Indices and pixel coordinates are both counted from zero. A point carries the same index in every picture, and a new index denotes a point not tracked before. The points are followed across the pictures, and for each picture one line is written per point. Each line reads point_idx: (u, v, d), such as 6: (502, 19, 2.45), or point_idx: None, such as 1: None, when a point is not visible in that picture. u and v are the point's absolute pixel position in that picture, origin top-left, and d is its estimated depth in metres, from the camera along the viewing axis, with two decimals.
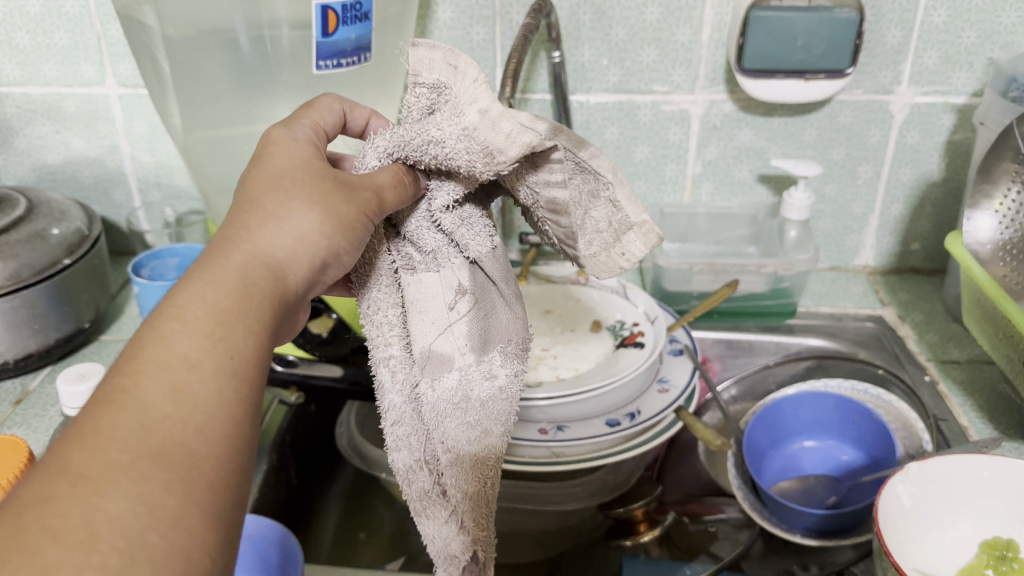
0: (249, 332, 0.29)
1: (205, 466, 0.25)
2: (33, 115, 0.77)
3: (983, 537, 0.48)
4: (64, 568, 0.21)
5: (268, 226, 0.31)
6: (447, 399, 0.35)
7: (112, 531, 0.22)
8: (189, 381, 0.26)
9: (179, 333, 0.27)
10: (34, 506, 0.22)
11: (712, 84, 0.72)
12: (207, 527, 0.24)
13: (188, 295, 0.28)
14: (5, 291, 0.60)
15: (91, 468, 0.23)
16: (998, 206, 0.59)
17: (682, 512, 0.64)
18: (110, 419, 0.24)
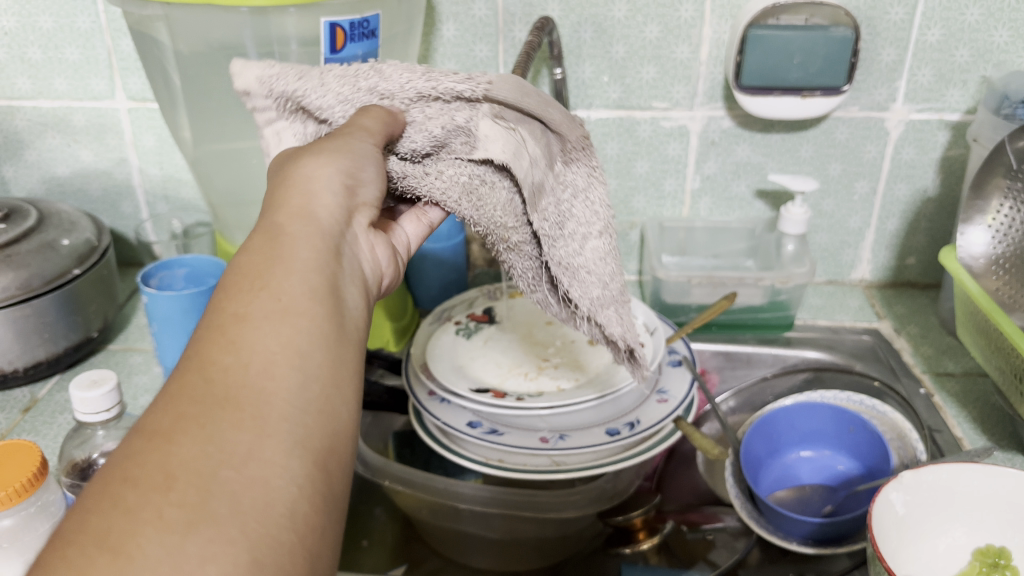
0: (296, 283, 0.32)
1: (267, 402, 0.29)
2: (43, 128, 0.78)
3: (975, 545, 0.49)
4: (145, 508, 0.24)
5: (294, 197, 0.36)
6: (557, 217, 0.42)
7: (185, 471, 0.26)
8: (241, 337, 0.30)
9: (231, 301, 0.31)
10: (123, 463, 0.26)
11: (711, 101, 0.74)
12: (277, 456, 0.27)
13: (234, 271, 0.33)
14: (17, 300, 0.62)
15: (164, 425, 0.27)
16: (991, 220, 0.61)
17: (681, 521, 0.66)
18: (179, 385, 0.28)
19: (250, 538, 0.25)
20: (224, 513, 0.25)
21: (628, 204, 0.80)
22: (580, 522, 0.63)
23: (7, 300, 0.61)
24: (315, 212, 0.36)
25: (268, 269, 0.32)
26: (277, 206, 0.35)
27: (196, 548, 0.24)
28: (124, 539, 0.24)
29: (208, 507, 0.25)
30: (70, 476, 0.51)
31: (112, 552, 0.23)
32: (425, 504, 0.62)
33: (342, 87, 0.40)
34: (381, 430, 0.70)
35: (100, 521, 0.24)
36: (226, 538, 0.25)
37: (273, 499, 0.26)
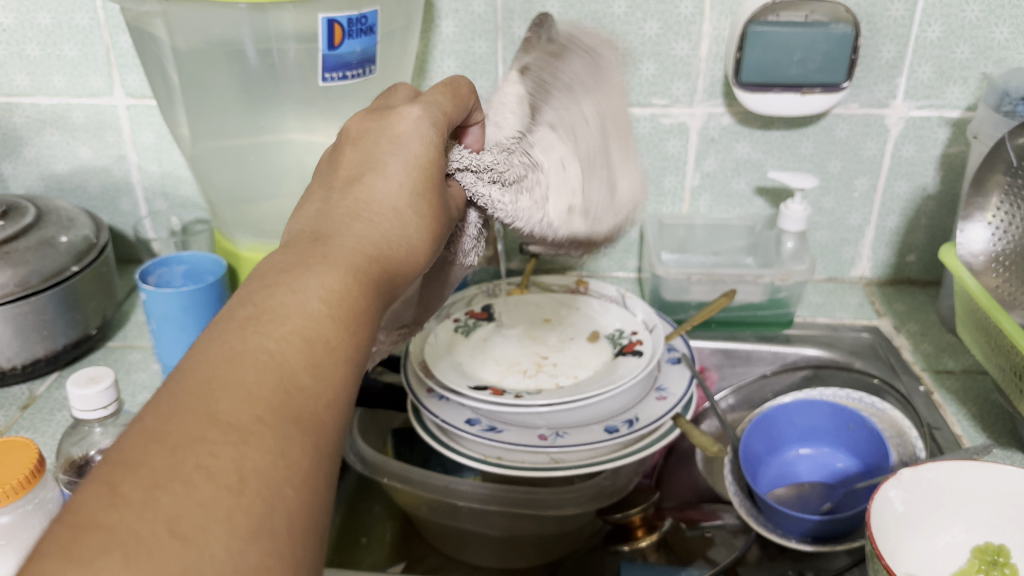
0: (332, 350, 0.29)
1: (328, 432, 0.27)
2: (42, 125, 0.78)
3: (974, 542, 0.49)
4: (219, 508, 0.23)
5: (320, 275, 0.30)
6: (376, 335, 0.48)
7: (189, 529, 0.22)
8: (265, 402, 0.26)
9: (314, 301, 0.29)
10: (121, 486, 0.22)
11: (710, 97, 0.73)
12: (323, 492, 0.26)
13: (317, 272, 0.30)
14: (15, 297, 0.62)
15: (241, 420, 0.25)
16: (991, 217, 0.61)
17: (680, 518, 0.66)
18: (251, 375, 0.26)
19: (297, 567, 0.24)
20: (281, 533, 0.24)
21: None
22: (579, 518, 0.62)
23: (6, 297, 0.61)
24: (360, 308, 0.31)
25: (301, 340, 0.28)
26: (327, 271, 0.31)
27: (256, 560, 0.23)
28: (196, 532, 0.22)
29: (271, 523, 0.24)
30: (67, 473, 0.51)
31: (178, 540, 0.22)
32: (423, 501, 0.61)
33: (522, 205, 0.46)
34: (380, 427, 0.69)
35: (171, 505, 0.22)
36: (278, 565, 0.23)
37: (314, 532, 0.25)
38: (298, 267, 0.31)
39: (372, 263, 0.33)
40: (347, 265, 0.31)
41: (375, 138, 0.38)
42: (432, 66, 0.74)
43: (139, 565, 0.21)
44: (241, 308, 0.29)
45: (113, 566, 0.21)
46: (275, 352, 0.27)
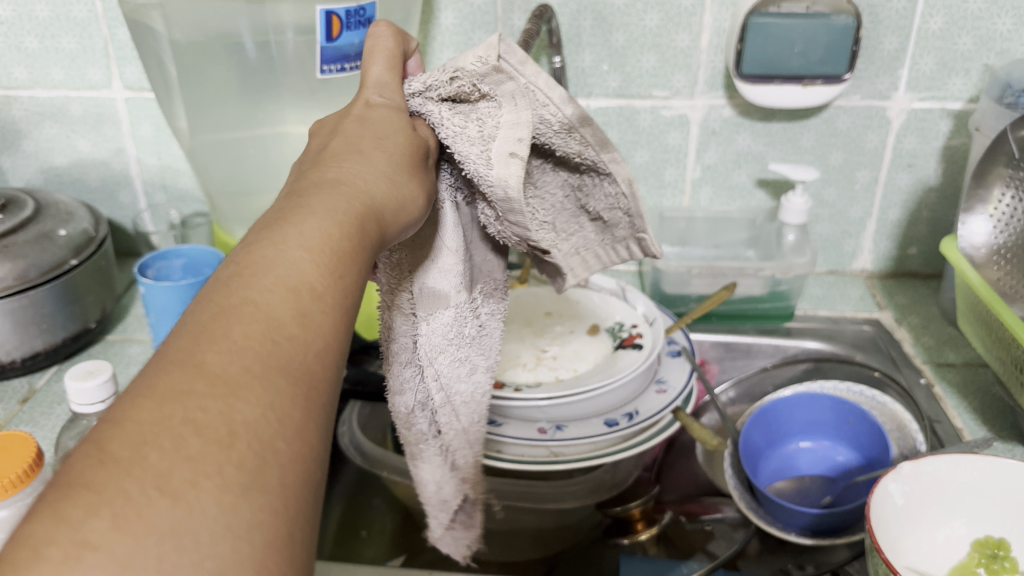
0: (319, 298, 0.28)
1: (319, 381, 0.26)
2: (40, 118, 0.78)
3: (974, 536, 0.49)
4: (209, 461, 0.22)
5: (304, 220, 0.29)
6: (443, 339, 0.43)
7: (181, 486, 0.21)
8: (253, 353, 0.25)
9: (301, 243, 0.28)
10: (106, 445, 0.21)
11: (711, 89, 0.73)
12: (317, 444, 0.25)
13: (304, 212, 0.29)
14: (14, 291, 0.61)
15: (229, 370, 0.24)
16: (993, 210, 0.60)
17: (679, 511, 0.65)
18: (238, 326, 0.25)
19: (290, 520, 0.23)
20: (274, 487, 0.23)
21: None
22: (579, 510, 0.64)
23: (5, 291, 0.61)
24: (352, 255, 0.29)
25: (285, 290, 0.27)
26: (307, 218, 0.29)
27: (250, 516, 0.22)
28: (184, 488, 0.21)
29: (263, 476, 0.23)
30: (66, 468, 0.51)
31: (167, 497, 0.21)
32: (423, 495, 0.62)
33: (473, 138, 0.35)
34: (381, 421, 0.71)
35: (160, 460, 0.21)
36: (272, 521, 0.22)
37: (306, 484, 0.24)
38: (277, 218, 0.29)
39: (366, 201, 0.31)
40: (337, 204, 0.30)
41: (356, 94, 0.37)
42: (432, 58, 0.73)
43: (128, 526, 0.20)
44: (225, 264, 0.28)
45: (101, 528, 0.20)
46: (261, 303, 0.26)
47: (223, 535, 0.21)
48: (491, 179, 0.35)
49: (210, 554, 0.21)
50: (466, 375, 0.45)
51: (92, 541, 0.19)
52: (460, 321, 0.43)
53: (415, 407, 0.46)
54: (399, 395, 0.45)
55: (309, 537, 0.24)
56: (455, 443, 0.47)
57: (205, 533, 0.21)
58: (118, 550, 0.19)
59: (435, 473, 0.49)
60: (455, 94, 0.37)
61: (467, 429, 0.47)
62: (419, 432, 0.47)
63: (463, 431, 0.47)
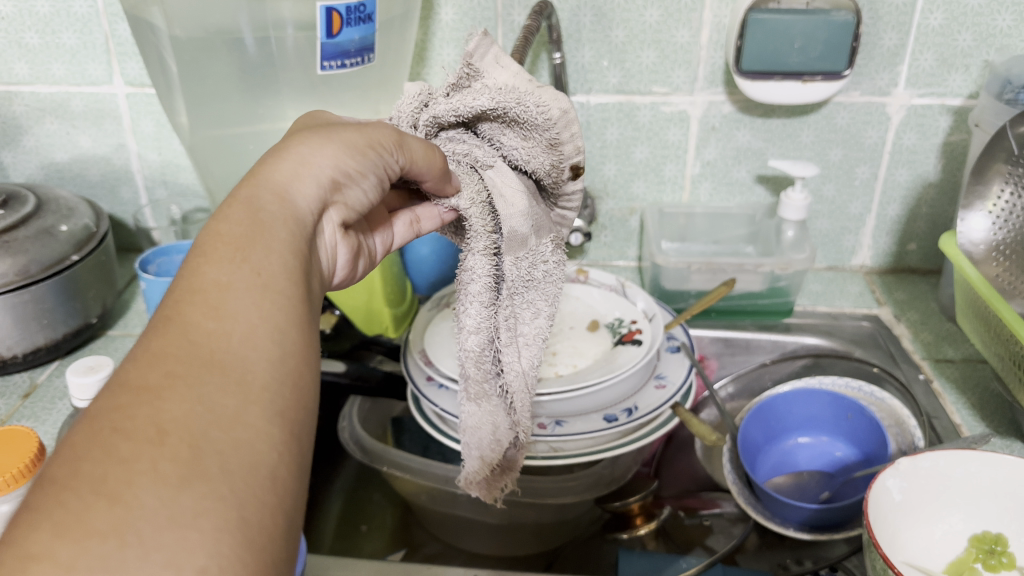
0: (242, 299, 0.29)
1: (255, 369, 0.27)
2: (41, 114, 0.78)
3: (971, 531, 0.50)
4: (140, 460, 0.23)
5: (223, 236, 0.31)
6: (522, 277, 0.42)
7: (116, 489, 0.22)
8: (178, 360, 0.26)
9: (213, 257, 0.30)
10: (47, 474, 0.23)
11: (711, 85, 0.73)
12: (265, 426, 0.26)
13: (214, 228, 0.31)
14: (15, 286, 0.62)
15: (149, 380, 0.25)
16: (992, 207, 0.60)
17: (677, 507, 0.65)
18: (158, 339, 0.27)
19: (241, 501, 0.24)
20: (218, 473, 0.24)
21: (628, 189, 0.80)
22: (579, 507, 0.63)
23: (6, 287, 0.61)
24: (272, 256, 0.31)
25: (206, 298, 0.29)
26: (229, 232, 0.31)
27: (193, 503, 0.23)
28: (120, 489, 0.22)
29: (203, 465, 0.24)
30: None
31: (105, 500, 0.22)
32: (422, 489, 0.62)
33: (490, 92, 0.38)
34: (380, 415, 0.71)
35: (93, 470, 0.23)
36: (221, 503, 0.23)
37: (259, 465, 0.25)
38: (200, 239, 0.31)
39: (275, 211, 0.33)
40: (242, 216, 0.32)
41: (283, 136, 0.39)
42: (432, 54, 0.73)
43: (70, 533, 0.21)
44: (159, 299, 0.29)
45: (46, 540, 0.21)
46: (184, 317, 0.28)
47: (168, 525, 0.22)
48: (544, 107, 0.38)
49: (159, 542, 0.22)
50: (530, 314, 0.42)
51: (40, 553, 0.21)
52: (538, 258, 0.42)
53: (479, 348, 0.42)
54: (468, 330, 0.42)
55: (269, 514, 0.25)
56: (518, 394, 0.43)
57: (147, 526, 0.22)
58: (62, 555, 0.21)
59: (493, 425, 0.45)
60: (457, 84, 0.39)
61: (528, 372, 0.43)
62: (482, 374, 0.43)
63: (523, 378, 0.43)
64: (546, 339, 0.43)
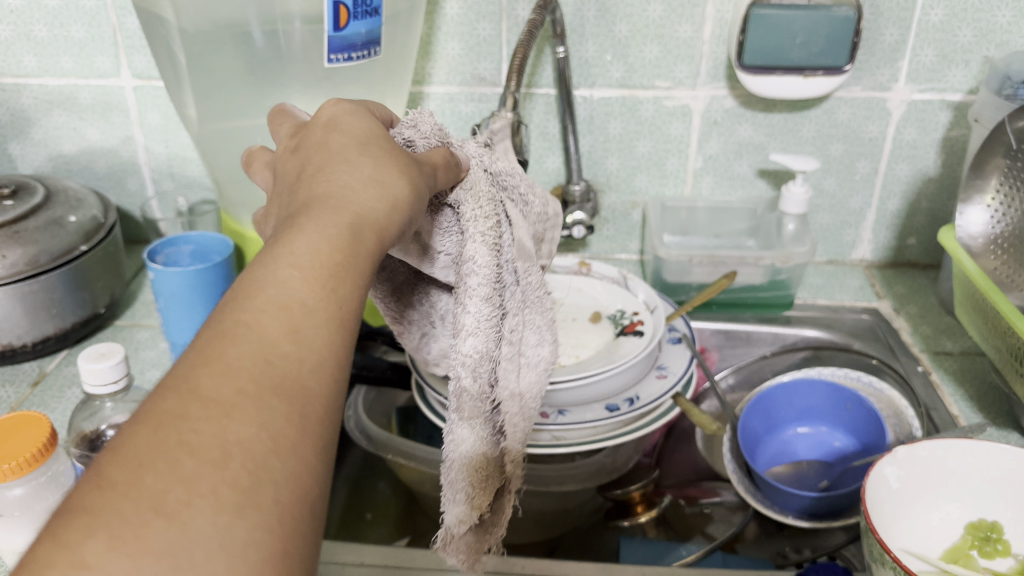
0: (311, 326, 0.28)
1: (316, 399, 0.26)
2: (49, 106, 0.79)
3: (968, 519, 0.50)
4: (201, 482, 0.22)
5: (294, 256, 0.29)
6: (527, 287, 0.40)
7: (174, 509, 0.22)
8: (245, 380, 0.25)
9: (292, 277, 0.28)
10: (108, 473, 0.22)
11: (713, 80, 0.74)
12: (318, 460, 0.26)
13: (292, 240, 0.29)
14: (25, 276, 0.63)
15: (219, 393, 0.24)
16: (990, 200, 0.61)
17: (678, 495, 0.66)
18: (229, 350, 0.26)
19: (288, 533, 0.24)
20: (271, 504, 0.23)
21: (630, 183, 0.81)
22: (580, 495, 0.63)
23: (17, 276, 0.62)
24: (344, 291, 0.29)
25: (275, 318, 0.27)
26: (299, 256, 0.29)
27: (244, 533, 0.22)
28: (179, 507, 0.22)
29: (258, 494, 0.23)
30: (79, 447, 0.52)
31: (163, 518, 0.21)
32: (426, 477, 0.63)
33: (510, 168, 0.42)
34: (385, 405, 0.71)
35: (155, 484, 0.22)
36: (271, 538, 0.23)
37: (306, 500, 0.25)
38: (271, 245, 0.29)
39: (353, 231, 0.30)
40: (325, 235, 0.29)
41: (348, 127, 0.36)
42: (437, 48, 0.74)
43: (125, 546, 0.21)
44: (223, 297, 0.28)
45: (100, 549, 0.21)
46: (252, 334, 0.26)
47: (218, 552, 0.22)
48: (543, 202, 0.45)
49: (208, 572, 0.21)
50: (536, 339, 0.41)
51: (89, 561, 0.20)
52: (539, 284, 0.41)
53: (479, 358, 0.38)
54: (471, 334, 0.38)
55: (311, 547, 0.25)
56: (511, 415, 0.40)
57: (199, 551, 0.21)
58: (115, 569, 0.20)
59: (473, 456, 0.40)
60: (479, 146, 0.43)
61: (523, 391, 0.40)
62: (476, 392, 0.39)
63: (518, 399, 0.40)
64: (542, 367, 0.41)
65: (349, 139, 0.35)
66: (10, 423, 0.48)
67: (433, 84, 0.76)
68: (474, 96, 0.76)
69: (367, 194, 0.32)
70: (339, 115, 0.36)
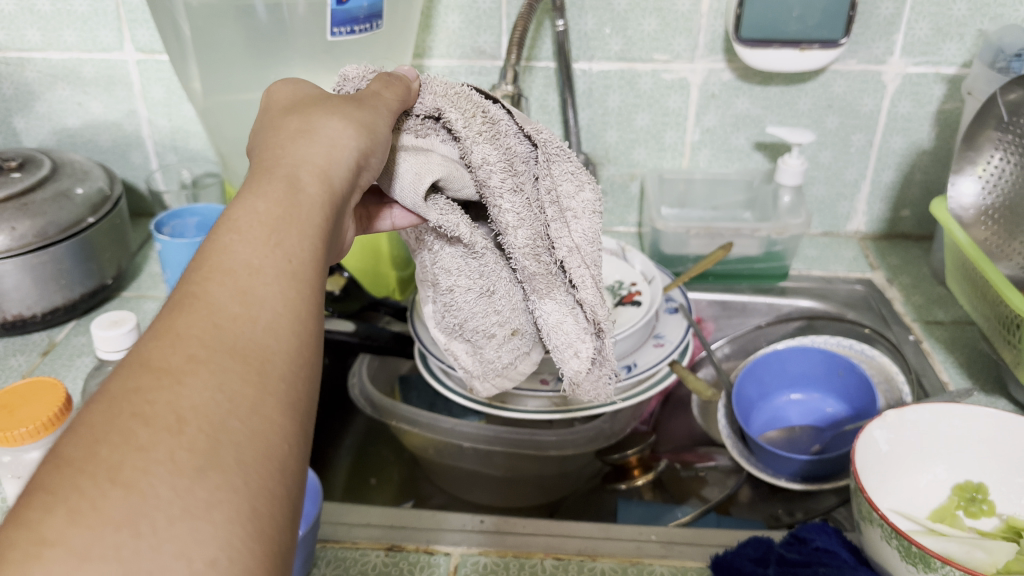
0: (263, 285, 0.28)
1: (274, 357, 0.26)
2: (53, 80, 0.80)
3: (954, 481, 0.52)
4: (156, 448, 0.22)
5: (237, 221, 0.29)
6: (529, 159, 0.41)
7: (127, 477, 0.21)
8: (199, 347, 0.25)
9: (238, 242, 0.29)
10: (64, 452, 0.22)
11: (711, 53, 0.75)
12: (281, 417, 0.25)
13: (238, 210, 0.30)
14: (34, 247, 0.64)
15: (171, 362, 0.24)
16: (981, 171, 0.63)
17: (675, 460, 0.68)
18: (181, 321, 0.26)
19: (256, 492, 0.23)
20: (233, 464, 0.23)
21: (629, 155, 0.82)
22: (580, 460, 0.65)
23: (26, 248, 0.63)
24: (289, 246, 0.29)
25: (227, 285, 0.27)
26: (245, 223, 0.29)
27: (207, 494, 0.22)
28: (137, 475, 0.22)
29: (219, 454, 0.23)
30: None
31: (121, 486, 0.21)
32: (430, 443, 0.64)
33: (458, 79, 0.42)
34: (388, 374, 0.73)
35: (111, 455, 0.22)
36: (237, 497, 0.23)
37: (273, 457, 0.24)
38: (218, 219, 0.30)
39: (295, 193, 0.31)
40: (265, 199, 0.30)
41: (286, 107, 0.37)
42: (437, 22, 0.75)
43: (84, 519, 0.20)
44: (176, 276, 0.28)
45: (60, 524, 0.20)
46: (202, 303, 0.27)
47: (181, 516, 0.21)
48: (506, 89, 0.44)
49: (171, 534, 0.21)
50: (574, 187, 0.41)
51: (50, 538, 0.20)
52: (548, 135, 0.41)
53: (532, 241, 0.41)
54: (517, 226, 0.40)
55: (282, 506, 0.24)
56: (580, 271, 0.41)
57: (162, 516, 0.21)
58: (76, 541, 0.20)
59: (567, 323, 0.43)
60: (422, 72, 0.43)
61: (585, 243, 0.41)
62: (543, 269, 0.42)
63: (579, 252, 0.42)
64: (595, 210, 0.42)
65: (288, 113, 0.36)
66: (25, 389, 0.50)
67: (433, 57, 0.77)
68: (474, 69, 0.77)
69: (307, 153, 0.33)
70: (277, 100, 0.38)
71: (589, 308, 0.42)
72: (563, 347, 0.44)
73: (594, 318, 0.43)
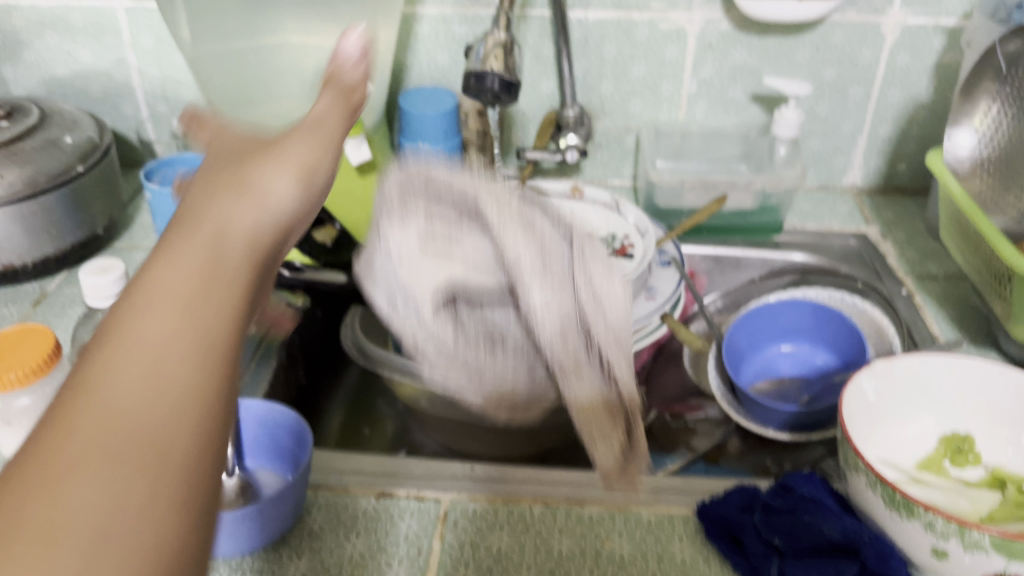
0: (224, 283, 0.26)
1: (223, 360, 0.25)
2: (40, 27, 0.78)
3: (942, 431, 0.52)
4: (85, 461, 0.21)
5: (199, 217, 0.28)
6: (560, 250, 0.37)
7: (52, 490, 0.20)
8: (139, 350, 0.23)
9: (195, 236, 0.27)
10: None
11: (709, 2, 0.74)
12: (220, 424, 0.24)
13: (203, 208, 0.28)
14: (24, 197, 0.63)
15: (114, 363, 0.23)
16: (979, 123, 0.62)
17: (665, 410, 0.69)
18: (127, 318, 0.24)
19: (183, 507, 0.21)
20: (166, 475, 0.22)
21: (624, 108, 0.81)
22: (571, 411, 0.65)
23: (16, 197, 0.63)
24: (244, 240, 0.28)
25: (182, 275, 0.25)
26: (203, 217, 0.28)
27: (133, 510, 0.21)
28: (58, 486, 0.20)
29: (152, 467, 0.21)
30: None
31: (42, 496, 0.20)
32: (422, 394, 0.65)
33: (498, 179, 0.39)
34: (380, 327, 0.73)
35: (37, 467, 0.21)
36: (165, 513, 0.21)
37: (200, 468, 0.22)
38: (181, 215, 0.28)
39: (261, 192, 0.30)
40: (222, 195, 0.29)
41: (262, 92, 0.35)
42: None
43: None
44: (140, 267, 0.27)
45: None
46: (150, 299, 0.25)
47: (98, 526, 0.20)
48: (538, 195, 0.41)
49: (88, 552, 0.19)
50: (610, 286, 0.37)
51: None
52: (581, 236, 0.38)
53: (561, 328, 0.36)
54: (546, 313, 0.35)
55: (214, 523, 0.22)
56: (605, 354, 0.37)
57: (76, 529, 0.20)
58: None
59: (588, 401, 0.37)
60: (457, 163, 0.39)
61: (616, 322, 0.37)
62: (569, 352, 0.36)
63: (608, 332, 0.37)
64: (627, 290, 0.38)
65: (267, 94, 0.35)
66: (14, 335, 0.49)
67: (427, 5, 0.76)
68: (468, 17, 0.76)
69: (287, 149, 0.32)
70: (243, 102, 0.37)
71: (606, 388, 0.37)
72: (565, 356, 0.36)
73: (619, 401, 0.37)
